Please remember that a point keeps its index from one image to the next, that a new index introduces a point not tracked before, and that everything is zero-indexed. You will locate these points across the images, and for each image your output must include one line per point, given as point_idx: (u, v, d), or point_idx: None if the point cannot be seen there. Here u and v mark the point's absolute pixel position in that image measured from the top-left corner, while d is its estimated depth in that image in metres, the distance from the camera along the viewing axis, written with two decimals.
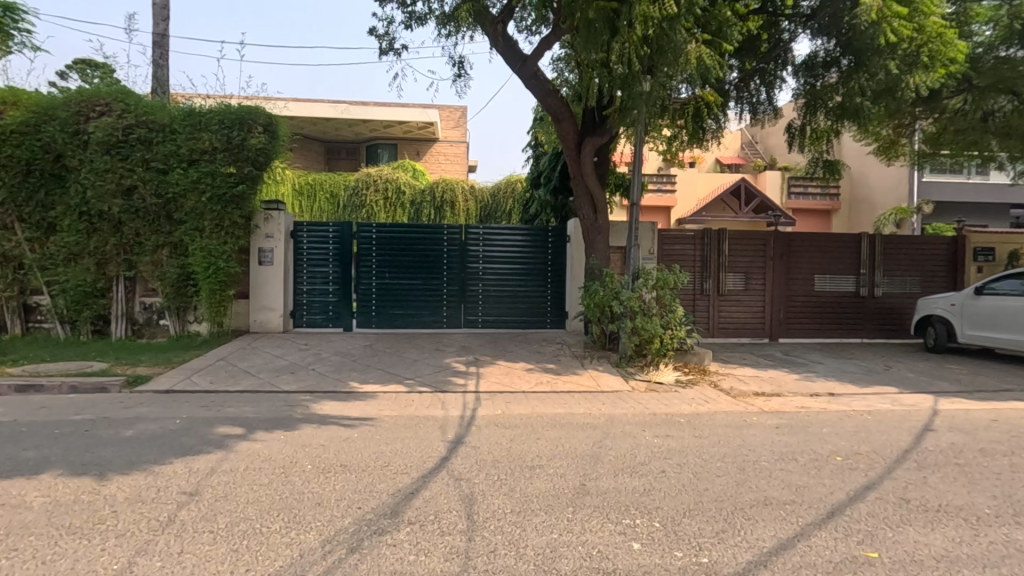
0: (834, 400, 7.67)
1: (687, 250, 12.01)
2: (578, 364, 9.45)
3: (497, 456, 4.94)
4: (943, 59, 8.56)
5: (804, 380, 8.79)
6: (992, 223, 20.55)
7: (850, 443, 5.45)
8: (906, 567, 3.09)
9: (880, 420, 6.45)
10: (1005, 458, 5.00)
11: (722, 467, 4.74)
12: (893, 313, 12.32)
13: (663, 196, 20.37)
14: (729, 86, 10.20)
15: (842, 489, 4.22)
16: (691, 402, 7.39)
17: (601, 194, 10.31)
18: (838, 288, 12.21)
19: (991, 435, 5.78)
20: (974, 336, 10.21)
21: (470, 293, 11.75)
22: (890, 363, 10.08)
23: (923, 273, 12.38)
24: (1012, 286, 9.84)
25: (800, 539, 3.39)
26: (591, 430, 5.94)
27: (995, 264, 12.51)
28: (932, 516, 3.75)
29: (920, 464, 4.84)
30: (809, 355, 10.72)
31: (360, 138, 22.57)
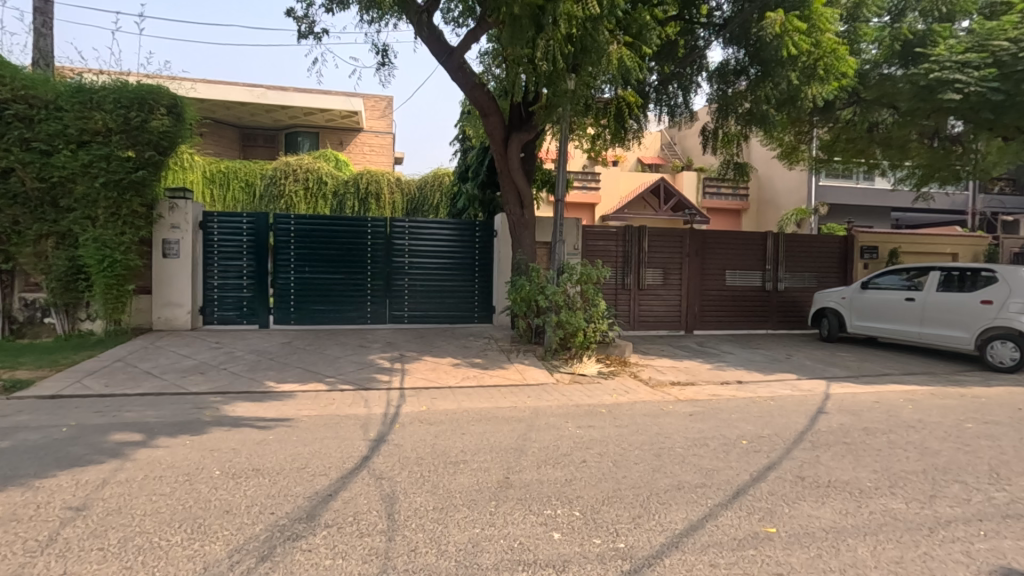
0: (741, 387, 8.22)
1: (610, 245, 12.41)
2: (504, 358, 9.53)
3: (420, 454, 4.87)
4: (837, 73, 9.33)
5: (716, 369, 9.36)
6: (878, 224, 22.80)
7: (755, 427, 5.85)
8: (799, 539, 3.36)
9: (781, 405, 6.98)
10: (884, 436, 5.57)
11: (640, 454, 4.93)
12: (793, 306, 13.36)
13: (587, 193, 20.88)
14: (649, 88, 10.52)
15: (746, 470, 4.52)
16: (613, 393, 7.65)
17: (528, 189, 10.38)
18: (746, 283, 13.06)
19: (873, 415, 6.42)
20: (861, 326, 11.28)
21: (395, 287, 11.49)
22: (790, 352, 10.94)
23: (820, 269, 13.50)
24: (892, 281, 10.92)
25: (708, 519, 3.59)
26: (517, 423, 6.01)
27: (878, 262, 13.88)
28: (823, 491, 4.10)
29: (814, 444, 5.27)
30: (721, 346, 11.40)
31: (278, 125, 21.47)
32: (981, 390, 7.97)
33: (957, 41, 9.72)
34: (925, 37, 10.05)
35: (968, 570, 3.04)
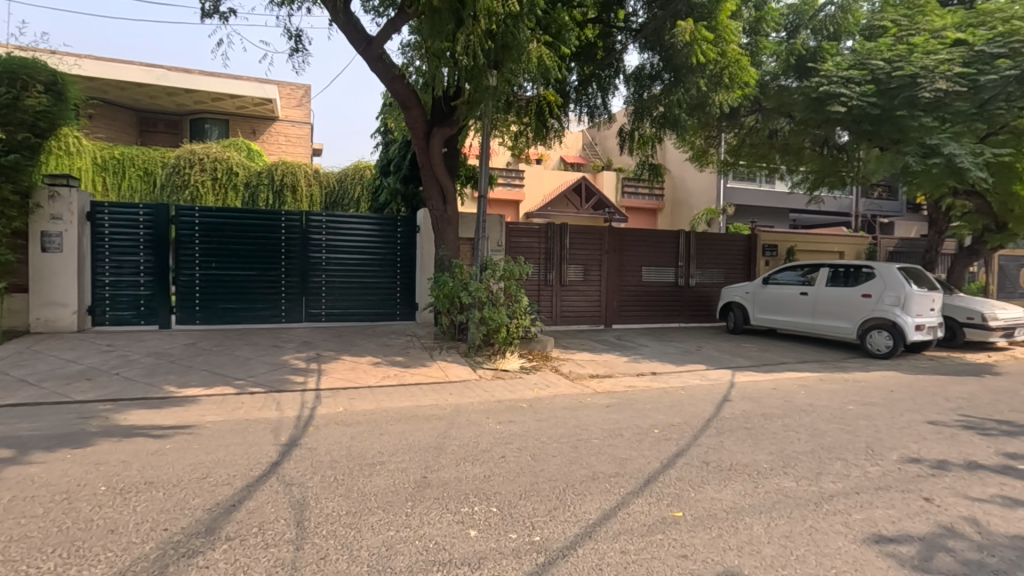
0: (655, 378, 8.62)
1: (533, 242, 12.57)
2: (427, 356, 9.40)
3: (335, 457, 4.68)
4: (740, 82, 9.93)
5: (632, 362, 9.75)
6: (777, 224, 24.69)
7: (666, 416, 6.14)
8: (703, 521, 3.55)
9: (691, 394, 7.38)
10: (779, 420, 6.03)
11: (558, 447, 5.04)
12: (703, 300, 14.17)
13: (511, 190, 20.98)
14: (570, 89, 10.80)
15: (657, 458, 4.74)
16: (534, 388, 7.76)
17: (451, 184, 10.29)
18: (661, 279, 13.70)
19: (770, 401, 6.94)
20: (762, 319, 12.15)
21: (312, 285, 10.99)
22: (700, 344, 11.59)
23: (727, 265, 14.42)
24: (789, 277, 11.85)
25: (620, 508, 3.72)
26: (437, 421, 5.95)
27: (777, 259, 15.02)
28: (725, 474, 4.36)
29: (718, 430, 5.61)
30: (638, 339, 11.88)
31: (182, 109, 19.89)
32: (862, 375, 8.83)
33: (842, 59, 10.67)
34: (816, 53, 10.99)
35: (847, 539, 3.35)
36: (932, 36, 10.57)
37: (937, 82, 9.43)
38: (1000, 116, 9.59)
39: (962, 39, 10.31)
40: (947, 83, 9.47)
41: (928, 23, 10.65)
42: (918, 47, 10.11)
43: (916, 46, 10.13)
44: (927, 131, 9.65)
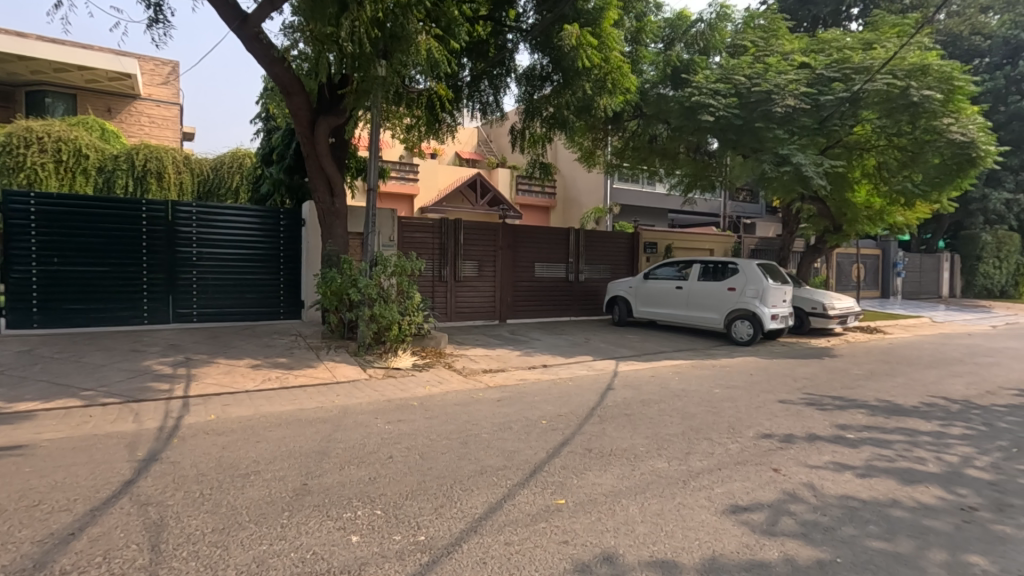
0: (546, 371, 8.89)
1: (426, 237, 12.41)
2: (312, 356, 8.92)
3: (203, 469, 4.28)
4: (622, 87, 10.46)
5: (524, 356, 9.97)
6: (657, 223, 26.52)
7: (554, 408, 6.34)
8: (583, 507, 3.71)
9: (578, 385, 7.70)
10: (655, 405, 6.48)
11: (448, 444, 5.01)
12: (592, 295, 14.84)
13: (405, 184, 20.53)
14: (462, 84, 10.79)
15: (543, 448, 4.88)
16: (426, 385, 7.67)
17: (338, 176, 9.82)
18: (552, 274, 14.13)
19: (649, 388, 7.43)
20: (644, 312, 12.99)
21: (180, 282, 9.98)
22: (588, 336, 12.13)
23: (613, 261, 15.22)
24: (667, 272, 12.75)
25: (506, 500, 3.77)
26: (322, 425, 5.66)
27: (657, 256, 16.11)
28: (606, 460, 4.60)
29: (601, 418, 5.90)
30: (530, 333, 12.16)
31: (15, 80, 17.13)
32: (727, 361, 9.74)
33: (710, 72, 11.67)
34: (688, 65, 11.87)
35: (710, 512, 3.67)
36: (783, 57, 11.93)
37: (787, 98, 10.71)
38: (837, 132, 11.07)
39: (806, 62, 11.68)
40: (794, 100, 10.74)
41: (779, 46, 12.00)
42: (772, 67, 11.36)
43: (771, 66, 11.37)
44: (780, 142, 10.79)
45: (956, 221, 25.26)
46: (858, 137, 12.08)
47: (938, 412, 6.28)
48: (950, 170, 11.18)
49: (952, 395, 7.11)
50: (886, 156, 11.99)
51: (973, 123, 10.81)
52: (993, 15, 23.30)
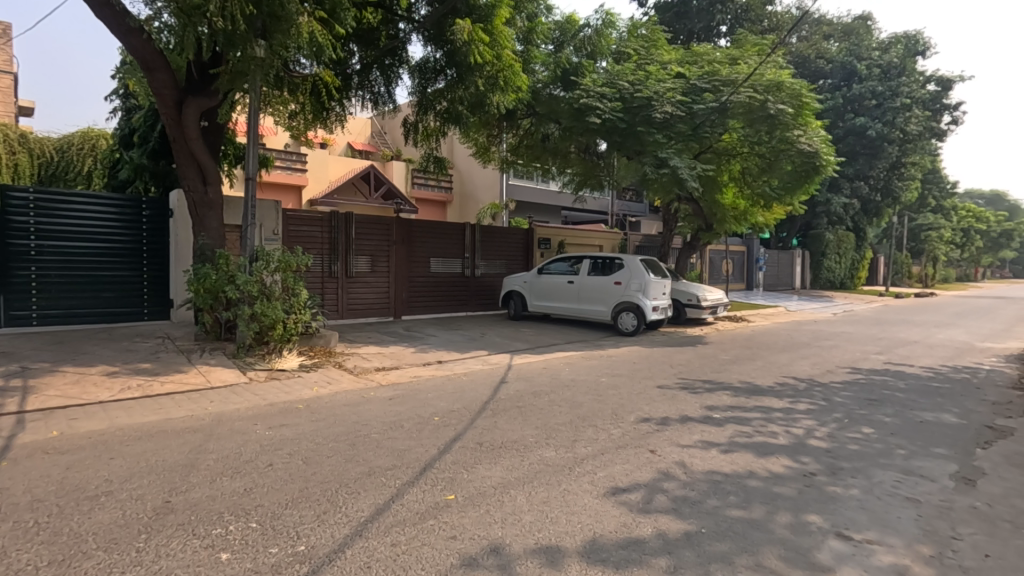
0: (441, 367, 8.82)
1: (314, 231, 11.79)
2: (182, 359, 8.13)
3: (39, 495, 3.73)
4: (513, 86, 10.59)
5: (419, 352, 9.83)
6: (551, 220, 27.34)
7: (447, 404, 6.32)
8: (472, 501, 3.73)
9: (472, 380, 7.75)
10: (546, 396, 6.68)
11: (335, 446, 4.81)
12: (488, 290, 14.97)
13: (292, 174, 19.32)
14: (351, 72, 10.36)
15: (435, 445, 4.85)
16: (313, 386, 7.31)
17: (211, 163, 9.00)
18: (449, 270, 14.06)
19: (541, 380, 7.66)
20: (538, 306, 13.35)
21: (14, 280, 8.61)
22: (484, 331, 12.23)
23: (508, 257, 15.45)
24: (559, 267, 13.18)
25: (394, 501, 3.69)
26: (192, 434, 5.18)
27: (550, 252, 16.61)
28: (496, 452, 4.66)
29: (493, 411, 5.98)
30: (425, 330, 12.01)
31: None
32: (614, 351, 10.31)
33: (597, 76, 12.24)
34: (577, 68, 12.35)
35: (592, 495, 3.86)
36: (662, 66, 12.79)
37: (665, 105, 11.50)
38: (707, 137, 12.08)
39: (682, 73, 12.61)
40: (672, 107, 11.57)
41: (659, 55, 12.86)
42: (652, 74, 12.14)
43: (651, 74, 12.13)
44: (659, 146, 11.63)
45: (806, 222, 28.72)
46: (726, 145, 13.30)
47: (789, 390, 7.11)
48: (799, 177, 12.72)
49: (800, 374, 8.09)
50: (748, 162, 13.31)
51: (816, 136, 12.34)
52: (834, 42, 26.66)
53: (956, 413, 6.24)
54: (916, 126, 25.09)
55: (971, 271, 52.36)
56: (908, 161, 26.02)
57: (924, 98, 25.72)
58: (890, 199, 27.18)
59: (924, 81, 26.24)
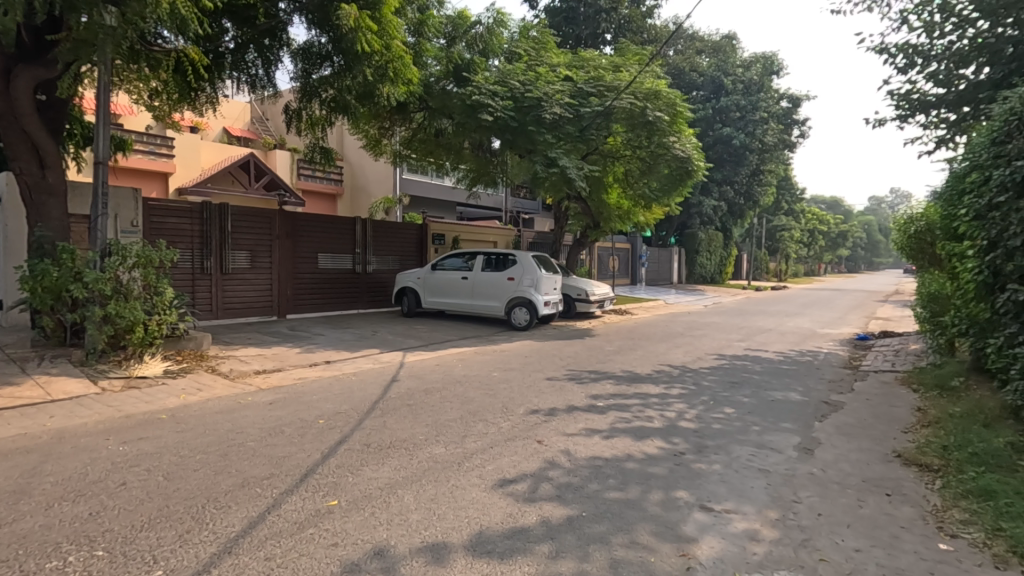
0: (328, 367, 8.43)
1: (182, 223, 10.72)
2: (14, 370, 7.01)
3: None
4: (402, 78, 10.33)
5: (305, 352, 9.32)
6: (446, 216, 27.19)
7: (333, 405, 6.05)
8: (356, 505, 3.60)
9: (361, 379, 7.49)
10: (437, 393, 6.64)
11: (204, 458, 4.41)
12: (380, 286, 14.54)
13: (156, 160, 17.30)
14: (224, 50, 9.52)
15: (318, 449, 4.62)
16: (181, 394, 6.65)
17: (50, 144, 7.86)
18: (338, 266, 13.46)
19: (433, 377, 7.59)
20: (432, 302, 13.23)
21: None
22: (376, 328, 11.87)
23: (401, 253, 15.11)
24: (453, 263, 13.13)
25: (270, 512, 3.47)
26: (24, 456, 4.48)
27: (445, 247, 16.48)
28: (384, 453, 4.54)
29: (382, 411, 5.83)
30: (312, 328, 11.41)
31: None
32: (507, 345, 10.49)
33: (489, 74, 12.35)
34: (469, 65, 12.32)
35: (480, 489, 3.89)
36: (551, 69, 13.19)
37: (553, 106, 11.88)
38: (594, 139, 12.68)
39: (570, 76, 13.07)
40: (560, 109, 11.98)
41: (548, 58, 13.25)
42: (541, 76, 12.46)
43: (541, 75, 12.46)
44: (549, 145, 12.01)
45: (682, 222, 31.18)
46: (611, 147, 14.05)
47: (664, 376, 7.69)
48: (675, 180, 13.71)
49: (674, 362, 8.78)
50: (631, 165, 14.13)
51: (689, 143, 13.42)
52: (705, 57, 29.04)
53: (800, 391, 7.13)
54: (772, 138, 28.15)
55: (816, 267, 59.82)
56: (766, 168, 29.14)
57: (778, 113, 28.90)
58: (751, 202, 30.27)
59: (779, 98, 29.46)
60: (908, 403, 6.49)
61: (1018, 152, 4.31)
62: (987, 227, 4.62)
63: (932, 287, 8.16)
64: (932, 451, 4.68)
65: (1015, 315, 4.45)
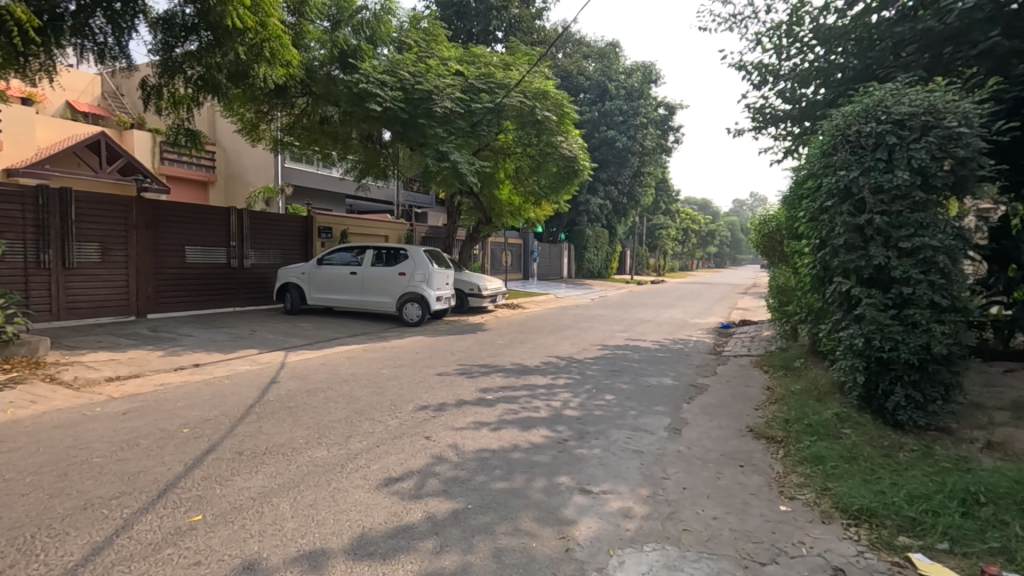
0: (197, 371, 7.70)
1: (11, 210, 9.20)
2: None
3: None
4: (281, 59, 9.71)
5: (169, 355, 8.44)
6: (333, 208, 25.97)
7: (201, 412, 5.54)
8: (223, 519, 3.33)
9: (235, 383, 6.93)
10: (321, 393, 6.33)
11: (37, 480, 3.84)
12: (260, 282, 13.55)
13: None
14: (64, 12, 8.27)
15: (181, 461, 4.21)
16: (8, 408, 5.71)
17: None
18: (209, 260, 12.33)
19: (316, 377, 7.22)
20: (317, 298, 12.58)
21: None
22: (254, 327, 11.04)
23: (284, 246, 14.17)
24: (340, 258, 12.57)
25: (119, 534, 3.10)
26: None
27: (332, 241, 15.72)
28: (258, 460, 4.25)
29: (259, 415, 5.45)
30: (178, 329, 10.36)
31: None
32: (397, 342, 10.27)
33: (378, 63, 11.95)
34: (356, 51, 11.73)
35: (364, 490, 3.78)
36: (441, 62, 13.05)
37: (444, 100, 11.76)
38: (485, 135, 12.79)
39: (461, 71, 13.03)
40: (451, 103, 11.89)
41: (439, 51, 13.10)
42: (432, 69, 12.28)
43: (431, 68, 12.28)
44: (440, 139, 11.92)
45: (571, 219, 32.41)
46: (502, 144, 14.25)
47: (552, 367, 7.97)
48: (563, 179, 14.23)
49: (561, 354, 9.13)
50: (521, 162, 14.43)
51: (575, 143, 13.96)
52: (591, 61, 30.25)
53: (671, 376, 7.75)
54: (651, 142, 30.13)
55: (689, 262, 65.16)
56: (646, 170, 31.17)
57: (656, 119, 31.00)
58: (633, 202, 32.22)
59: (657, 105, 31.59)
60: (760, 383, 7.32)
61: (842, 164, 4.97)
62: (819, 228, 5.30)
63: (780, 281, 9.25)
64: (777, 425, 5.30)
65: (840, 304, 5.15)
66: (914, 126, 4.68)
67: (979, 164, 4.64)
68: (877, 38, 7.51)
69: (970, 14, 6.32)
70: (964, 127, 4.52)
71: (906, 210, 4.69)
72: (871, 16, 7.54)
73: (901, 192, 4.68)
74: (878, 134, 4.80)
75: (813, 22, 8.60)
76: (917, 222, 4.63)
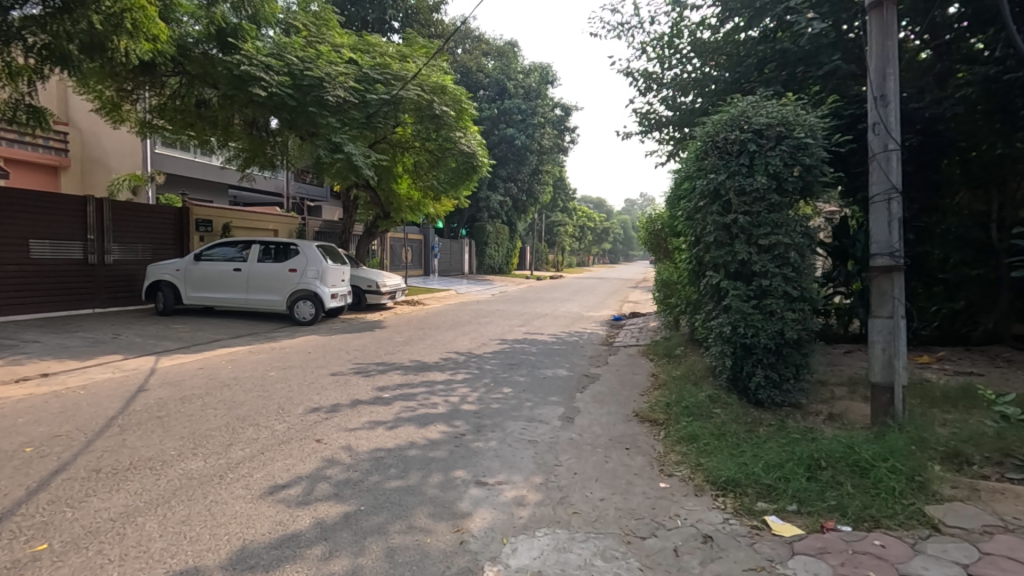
0: (44, 381, 6.76)
1: None
2: None
3: None
4: (146, 32, 8.72)
5: (8, 365, 7.33)
6: (214, 198, 23.98)
7: (48, 428, 4.88)
8: (75, 545, 2.97)
9: (93, 392, 6.19)
10: (198, 400, 5.83)
11: None
12: (125, 280, 12.16)
13: None
14: None
15: (22, 485, 3.68)
16: None
17: None
18: (59, 255, 10.85)
19: (193, 383, 6.64)
20: (195, 297, 11.54)
21: None
22: (118, 331, 9.89)
23: (155, 241, 12.81)
24: (221, 253, 11.62)
25: None
26: None
27: (213, 235, 14.45)
28: (120, 477, 3.83)
29: (122, 428, 4.91)
30: (21, 334, 9.02)
31: None
32: (287, 342, 9.74)
33: (262, 45, 11.14)
34: (236, 30, 10.88)
35: (245, 500, 3.54)
36: (333, 48, 12.45)
37: (336, 89, 11.26)
38: (380, 128, 12.43)
39: (354, 59, 12.53)
40: (344, 92, 11.43)
41: (330, 37, 12.47)
42: (323, 55, 11.67)
43: (322, 54, 11.66)
44: (332, 130, 11.41)
45: (471, 215, 32.51)
46: (399, 137, 13.90)
47: (451, 363, 7.97)
48: (461, 176, 14.21)
49: (460, 349, 9.15)
50: (419, 156, 14.17)
51: (474, 139, 13.96)
52: (490, 59, 30.39)
53: (566, 367, 8.05)
54: (549, 142, 30.97)
55: (586, 258, 67.89)
56: (545, 169, 31.96)
57: (553, 119, 31.88)
58: (532, 199, 32.94)
59: (553, 106, 32.42)
60: (645, 370, 7.83)
61: (712, 166, 5.43)
62: (694, 226, 5.76)
63: (664, 275, 9.94)
64: (660, 408, 5.71)
65: (712, 295, 5.64)
66: (770, 136, 5.22)
67: (822, 171, 5.29)
68: (744, 54, 8.27)
69: (817, 39, 7.28)
70: (810, 139, 5.14)
71: (764, 211, 5.24)
72: (740, 34, 8.30)
73: (760, 194, 5.21)
74: (741, 141, 5.28)
75: (691, 36, 9.30)
76: (773, 222, 5.19)
